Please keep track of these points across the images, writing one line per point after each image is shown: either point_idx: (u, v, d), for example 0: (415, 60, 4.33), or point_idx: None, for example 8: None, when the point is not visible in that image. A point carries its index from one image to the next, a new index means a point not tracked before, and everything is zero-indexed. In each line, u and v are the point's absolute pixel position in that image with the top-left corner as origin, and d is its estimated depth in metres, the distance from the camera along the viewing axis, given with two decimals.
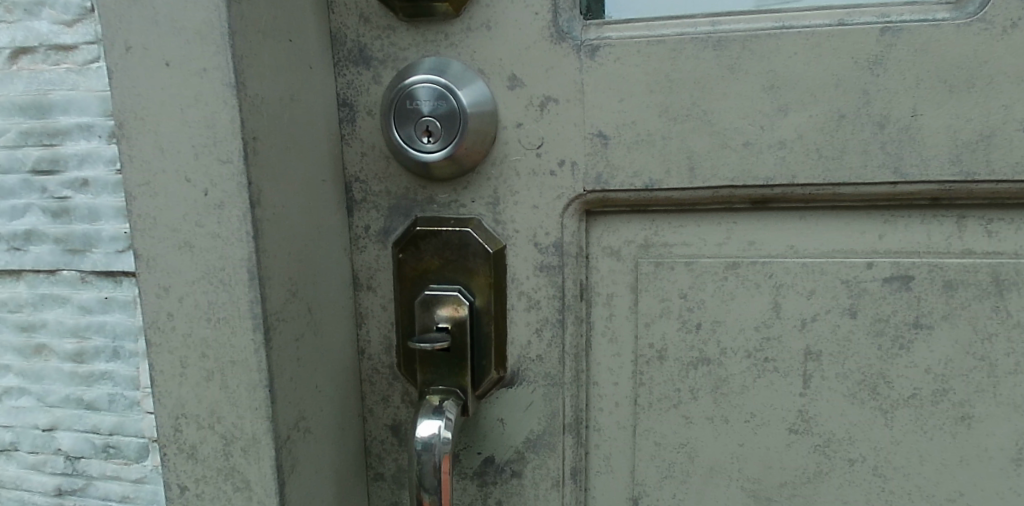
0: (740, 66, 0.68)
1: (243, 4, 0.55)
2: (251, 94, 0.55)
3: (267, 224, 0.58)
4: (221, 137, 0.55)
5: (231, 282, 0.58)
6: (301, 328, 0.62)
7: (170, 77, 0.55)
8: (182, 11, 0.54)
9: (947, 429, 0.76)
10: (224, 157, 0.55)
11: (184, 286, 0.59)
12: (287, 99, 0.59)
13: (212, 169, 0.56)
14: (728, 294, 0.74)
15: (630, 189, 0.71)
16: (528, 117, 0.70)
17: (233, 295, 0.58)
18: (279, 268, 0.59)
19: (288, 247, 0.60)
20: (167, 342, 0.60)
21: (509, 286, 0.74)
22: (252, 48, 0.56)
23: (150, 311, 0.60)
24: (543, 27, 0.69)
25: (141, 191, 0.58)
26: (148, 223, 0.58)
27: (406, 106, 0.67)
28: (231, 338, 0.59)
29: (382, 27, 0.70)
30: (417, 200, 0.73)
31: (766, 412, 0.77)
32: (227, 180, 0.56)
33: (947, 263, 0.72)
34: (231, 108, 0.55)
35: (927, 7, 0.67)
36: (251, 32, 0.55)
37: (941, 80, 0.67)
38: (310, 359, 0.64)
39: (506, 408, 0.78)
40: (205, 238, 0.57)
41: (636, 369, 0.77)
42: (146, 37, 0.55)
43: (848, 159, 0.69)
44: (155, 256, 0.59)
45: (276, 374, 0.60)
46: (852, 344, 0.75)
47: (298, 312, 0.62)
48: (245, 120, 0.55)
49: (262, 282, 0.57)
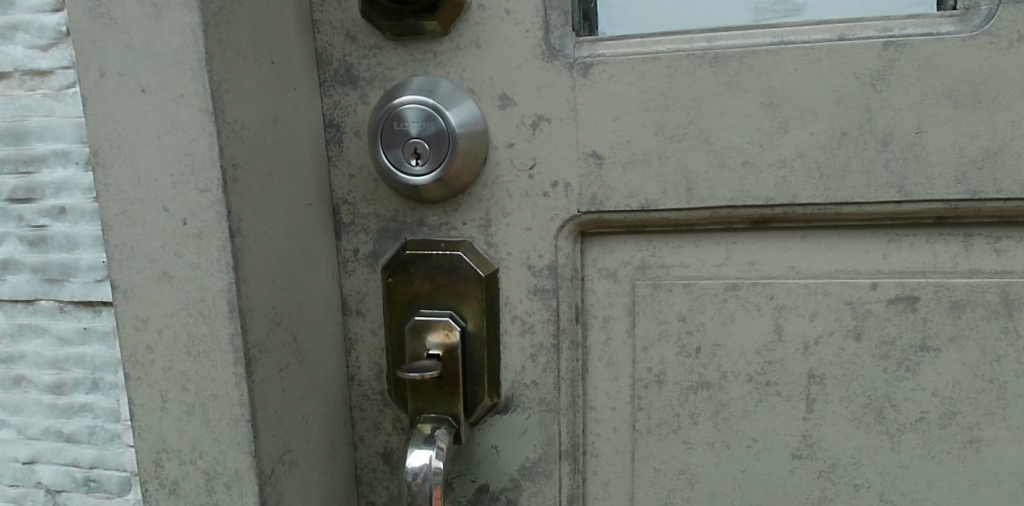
0: (738, 83, 0.66)
1: (220, 27, 0.53)
2: (230, 119, 0.54)
3: (249, 253, 0.56)
4: (199, 165, 0.53)
5: (211, 314, 0.56)
6: (286, 358, 0.60)
7: (147, 104, 0.54)
8: (157, 36, 0.52)
9: (957, 453, 0.73)
10: (202, 186, 0.54)
11: (164, 318, 0.57)
12: (269, 123, 0.58)
13: (191, 198, 0.54)
14: (728, 317, 0.72)
15: (626, 210, 0.69)
16: (520, 137, 0.68)
17: (213, 327, 0.56)
18: (262, 299, 0.57)
19: (273, 276, 0.58)
20: (147, 375, 0.59)
21: (502, 310, 0.72)
22: (231, 72, 0.54)
23: (130, 343, 0.58)
24: (535, 45, 0.67)
25: (118, 220, 0.56)
26: (126, 253, 0.57)
27: (393, 128, 0.65)
28: (213, 371, 0.57)
29: (368, 46, 0.68)
30: (407, 222, 0.71)
31: (769, 436, 0.75)
32: (206, 209, 0.54)
33: (954, 283, 0.70)
34: (209, 135, 0.53)
35: (930, 20, 0.65)
36: (230, 56, 0.54)
37: (947, 95, 0.65)
38: (296, 389, 0.62)
39: (501, 435, 0.76)
40: (185, 269, 0.56)
41: (634, 394, 0.75)
42: (121, 62, 0.54)
43: (851, 178, 0.67)
44: (134, 287, 0.57)
45: (259, 408, 0.58)
46: (856, 367, 0.72)
47: (282, 342, 0.60)
48: (225, 147, 0.53)
49: (243, 313, 0.56)
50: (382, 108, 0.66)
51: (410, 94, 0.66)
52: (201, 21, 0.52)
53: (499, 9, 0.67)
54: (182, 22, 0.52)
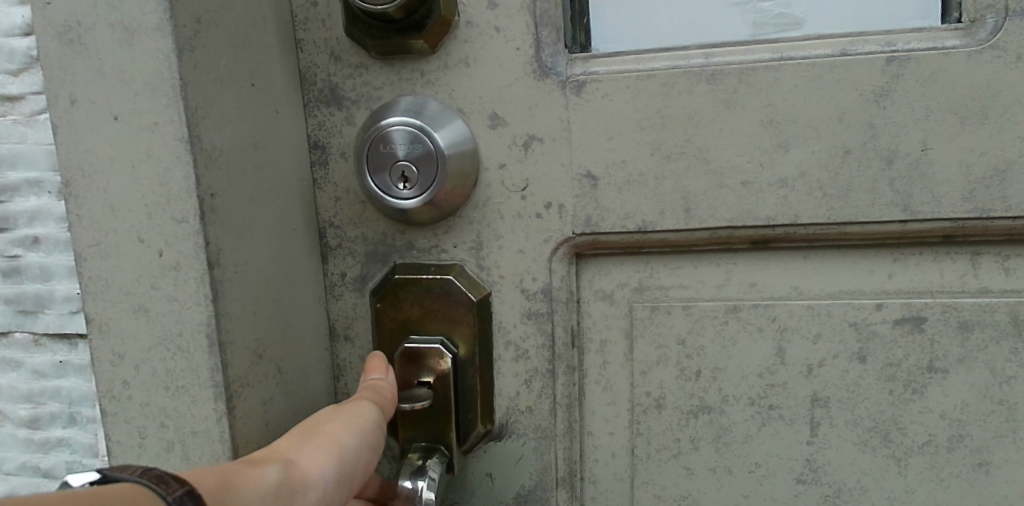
0: (737, 101, 0.64)
1: (196, 52, 0.51)
2: (208, 146, 0.52)
3: (229, 285, 0.54)
4: (174, 195, 0.52)
5: (190, 348, 0.54)
6: (270, 391, 0.58)
7: (121, 132, 0.52)
8: (130, 63, 0.51)
9: (967, 476, 0.71)
10: (179, 217, 0.52)
11: (141, 352, 0.55)
12: (250, 148, 0.55)
13: (167, 228, 0.52)
14: (729, 340, 0.70)
15: (623, 232, 0.67)
16: (511, 157, 0.66)
17: (192, 362, 0.54)
18: (242, 331, 0.55)
19: (255, 307, 0.56)
20: (124, 411, 0.57)
21: (495, 335, 0.70)
22: (209, 97, 0.52)
23: (107, 378, 0.57)
24: (526, 63, 0.65)
25: (93, 252, 0.55)
26: (102, 285, 0.55)
27: (380, 150, 0.63)
28: (192, 407, 0.55)
29: (354, 65, 0.66)
30: (396, 245, 0.69)
31: (772, 461, 0.72)
32: (183, 240, 0.52)
33: (962, 303, 0.68)
34: (185, 164, 0.51)
35: (935, 34, 0.63)
36: (207, 81, 0.52)
37: (952, 111, 0.63)
38: (281, 423, 0.59)
39: (495, 462, 0.73)
40: (161, 301, 0.54)
41: (633, 419, 0.72)
42: (93, 89, 0.52)
43: (854, 197, 0.65)
44: (110, 320, 0.56)
45: (240, 445, 0.55)
46: (861, 390, 0.70)
47: (265, 374, 0.58)
48: (201, 176, 0.51)
49: (223, 348, 0.53)
50: (367, 130, 0.64)
51: (397, 115, 0.64)
52: (175, 46, 0.50)
53: (489, 26, 0.64)
54: (155, 47, 0.50)
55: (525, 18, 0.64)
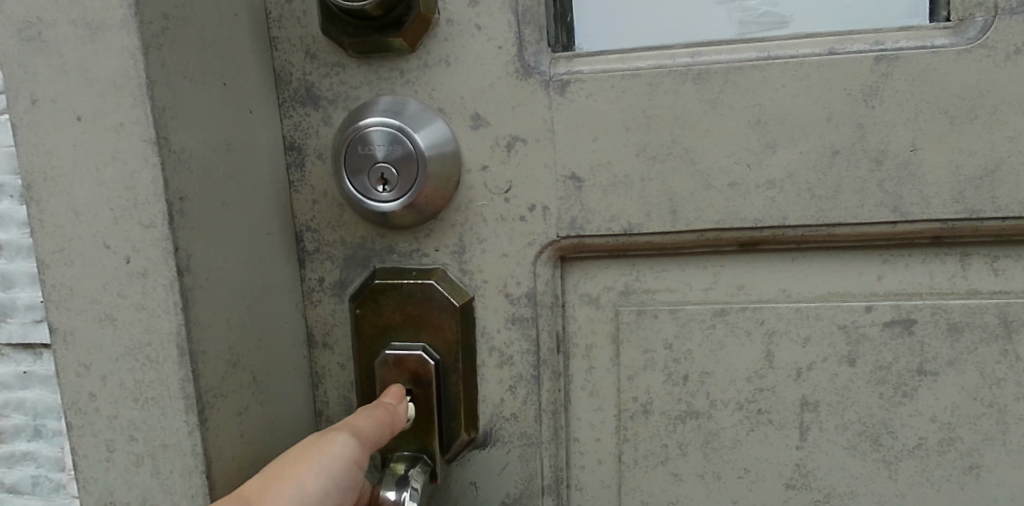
0: (724, 100, 0.63)
1: (164, 49, 0.49)
2: (177, 147, 0.50)
3: (201, 291, 0.52)
4: (141, 199, 0.50)
5: (159, 359, 0.52)
6: (245, 401, 0.56)
7: (84, 133, 0.50)
8: (94, 61, 0.49)
9: (957, 480, 0.70)
10: (147, 221, 0.50)
11: (108, 362, 0.53)
12: (222, 149, 0.54)
13: (135, 234, 0.50)
14: (717, 344, 0.68)
15: (608, 234, 0.66)
16: (494, 158, 0.65)
17: (161, 372, 0.52)
18: (215, 340, 0.53)
19: (229, 314, 0.54)
20: (91, 424, 0.55)
21: (479, 340, 0.68)
22: (178, 96, 0.50)
23: (72, 390, 0.54)
24: (509, 62, 0.63)
25: (56, 258, 0.52)
26: (65, 293, 0.53)
27: (358, 152, 0.61)
28: (162, 419, 0.53)
29: (331, 64, 0.64)
30: (376, 249, 0.67)
31: (761, 467, 0.71)
32: (151, 246, 0.50)
33: (951, 304, 0.67)
34: (152, 167, 0.49)
35: (924, 33, 0.62)
36: (175, 81, 0.50)
37: (941, 110, 0.62)
38: (256, 434, 0.57)
39: (480, 471, 0.72)
40: (129, 310, 0.52)
41: (620, 425, 0.71)
42: (54, 89, 0.50)
43: (843, 198, 0.64)
44: (75, 330, 0.53)
45: (213, 458, 0.53)
46: (851, 393, 0.69)
47: (239, 384, 0.56)
48: (170, 180, 0.49)
49: (194, 358, 0.52)
50: (345, 131, 0.62)
51: (375, 116, 0.62)
52: (141, 44, 0.48)
53: (470, 24, 0.63)
54: (120, 45, 0.48)
55: (507, 16, 0.63)
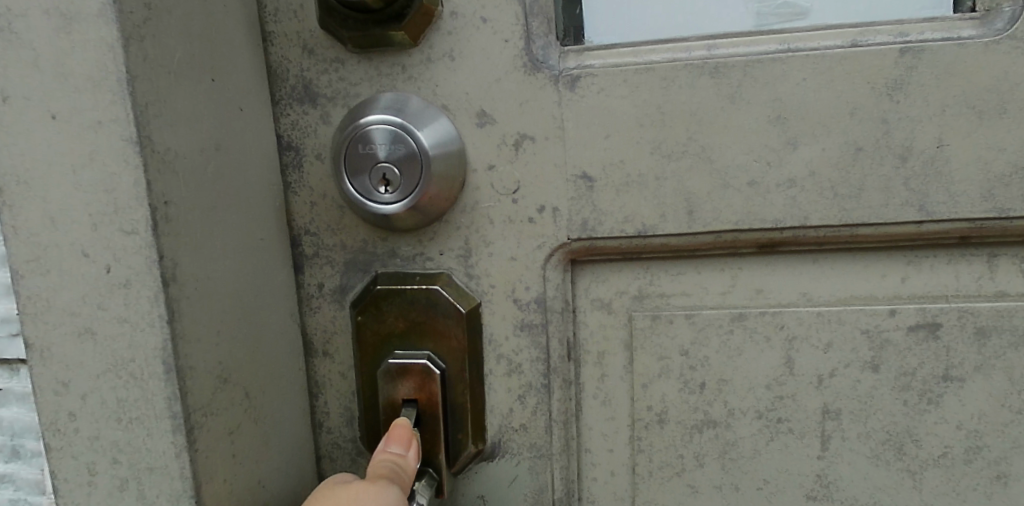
0: (741, 95, 0.60)
1: (146, 42, 0.47)
2: (161, 148, 0.47)
3: (188, 302, 0.49)
4: (123, 204, 0.47)
5: (143, 377, 0.49)
6: (237, 419, 0.54)
7: (59, 133, 0.47)
8: (70, 56, 0.46)
9: (984, 490, 0.67)
10: (128, 228, 0.47)
11: (89, 380, 0.50)
12: (210, 151, 0.51)
13: (115, 241, 0.48)
14: (735, 350, 0.65)
15: (621, 236, 0.63)
16: (501, 157, 0.62)
17: (144, 388, 0.49)
18: (204, 352, 0.50)
19: (218, 324, 0.52)
20: (70, 446, 0.52)
21: (486, 348, 0.65)
22: (162, 92, 0.48)
23: (50, 410, 0.51)
24: (516, 56, 0.60)
25: (32, 269, 0.49)
26: (42, 306, 0.50)
27: (358, 151, 0.58)
28: (147, 441, 0.50)
29: (329, 60, 0.61)
30: (377, 253, 0.64)
31: (781, 478, 0.68)
32: (133, 254, 0.48)
33: (979, 308, 0.64)
34: (134, 170, 0.46)
35: (949, 24, 0.60)
36: (158, 76, 0.47)
37: (969, 105, 0.60)
38: (249, 451, 0.55)
39: (488, 484, 0.68)
40: (111, 323, 0.49)
41: (633, 435, 0.68)
42: (27, 86, 0.47)
43: (866, 197, 0.61)
44: (52, 345, 0.50)
45: (203, 478, 0.50)
46: (875, 401, 0.66)
47: (231, 402, 0.53)
48: (153, 184, 0.47)
49: (181, 374, 0.49)
50: (344, 130, 0.59)
51: (377, 114, 0.59)
52: (120, 35, 0.45)
53: (475, 17, 0.60)
54: (98, 35, 0.45)
55: (514, 8, 0.60)
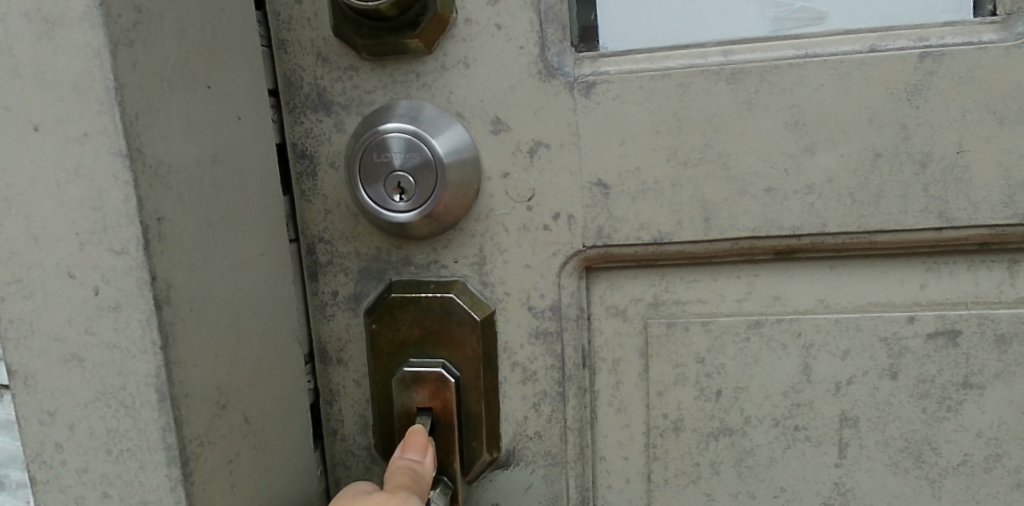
0: (758, 101, 0.60)
1: (136, 48, 0.47)
2: (151, 160, 0.48)
3: (182, 325, 0.50)
4: (112, 223, 0.48)
5: (136, 406, 0.50)
6: (237, 446, 0.54)
7: (52, 146, 0.48)
8: (56, 66, 0.47)
9: (1005, 498, 0.66)
10: (118, 247, 0.48)
11: (80, 408, 0.52)
12: (205, 167, 0.52)
13: (105, 262, 0.48)
14: (751, 357, 0.65)
15: (637, 244, 0.62)
16: (516, 164, 0.61)
17: (136, 405, 0.50)
18: (199, 362, 0.51)
19: (214, 345, 0.52)
20: (58, 479, 0.53)
21: (501, 356, 0.65)
22: (153, 103, 0.48)
23: (35, 440, 0.53)
24: (531, 63, 0.60)
25: (14, 292, 0.51)
26: (24, 331, 0.51)
27: (373, 160, 0.58)
28: (140, 473, 0.51)
29: (343, 67, 0.61)
30: (391, 261, 0.64)
31: (798, 486, 0.67)
32: (124, 274, 0.48)
33: (999, 314, 0.63)
34: (124, 184, 0.47)
35: (969, 28, 0.59)
36: (148, 85, 0.48)
37: (990, 110, 0.59)
38: (248, 475, 0.55)
39: (503, 492, 0.68)
40: (100, 350, 0.50)
41: (649, 443, 0.67)
42: (14, 98, 0.48)
43: (885, 203, 0.60)
44: (36, 373, 0.52)
45: (197, 496, 0.51)
46: (893, 408, 0.65)
47: (230, 428, 0.54)
48: (144, 198, 0.47)
49: (176, 401, 0.50)
50: (360, 138, 0.59)
51: (393, 122, 0.59)
52: (107, 40, 0.46)
53: (489, 23, 0.59)
54: (84, 42, 0.46)
55: (529, 14, 0.59)
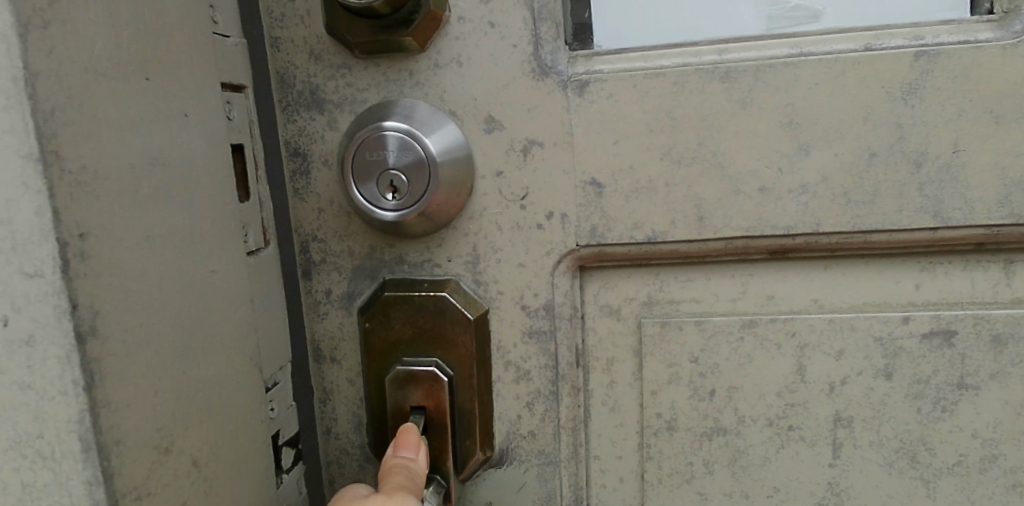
0: (753, 100, 0.59)
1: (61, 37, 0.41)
2: (72, 168, 0.41)
3: (114, 359, 0.43)
4: (22, 239, 0.40)
5: (57, 456, 0.43)
6: (182, 490, 0.48)
7: None
8: None
9: (1000, 498, 0.65)
10: (30, 270, 0.41)
11: None
12: (145, 174, 0.46)
13: (10, 286, 0.41)
14: (745, 357, 0.65)
15: (631, 243, 0.62)
16: (509, 164, 0.61)
17: (56, 456, 0.43)
18: (149, 383, 0.46)
19: (157, 377, 0.46)
20: None
21: (494, 355, 0.65)
22: (81, 100, 0.42)
23: None
24: (525, 61, 0.60)
25: None
26: None
27: (364, 158, 0.58)
28: None
29: (336, 66, 0.61)
30: (385, 259, 0.64)
31: (792, 486, 0.67)
32: (37, 302, 0.41)
33: (995, 315, 0.63)
34: (36, 193, 0.40)
35: (966, 26, 0.59)
36: (72, 75, 0.41)
37: (986, 109, 0.58)
38: None
39: (496, 491, 0.68)
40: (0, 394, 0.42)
41: (643, 442, 0.67)
42: None
43: (880, 203, 0.60)
44: None
45: None
46: (888, 408, 0.65)
47: (175, 472, 0.48)
48: (63, 211, 0.41)
49: (105, 449, 0.43)
50: (352, 136, 0.59)
51: (385, 120, 0.59)
52: (16, 21, 0.39)
53: (482, 21, 0.59)
54: None
55: (523, 12, 0.59)
